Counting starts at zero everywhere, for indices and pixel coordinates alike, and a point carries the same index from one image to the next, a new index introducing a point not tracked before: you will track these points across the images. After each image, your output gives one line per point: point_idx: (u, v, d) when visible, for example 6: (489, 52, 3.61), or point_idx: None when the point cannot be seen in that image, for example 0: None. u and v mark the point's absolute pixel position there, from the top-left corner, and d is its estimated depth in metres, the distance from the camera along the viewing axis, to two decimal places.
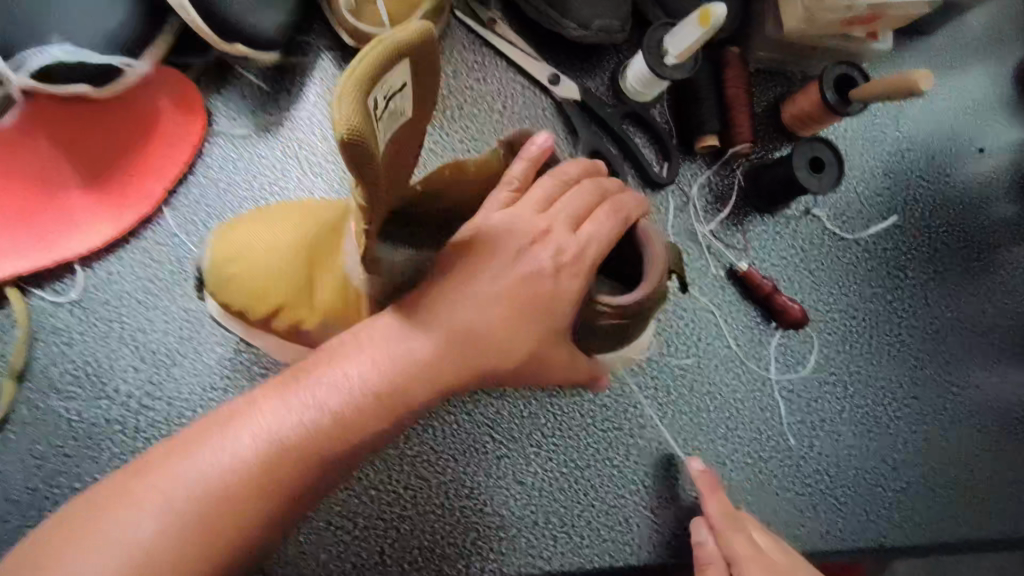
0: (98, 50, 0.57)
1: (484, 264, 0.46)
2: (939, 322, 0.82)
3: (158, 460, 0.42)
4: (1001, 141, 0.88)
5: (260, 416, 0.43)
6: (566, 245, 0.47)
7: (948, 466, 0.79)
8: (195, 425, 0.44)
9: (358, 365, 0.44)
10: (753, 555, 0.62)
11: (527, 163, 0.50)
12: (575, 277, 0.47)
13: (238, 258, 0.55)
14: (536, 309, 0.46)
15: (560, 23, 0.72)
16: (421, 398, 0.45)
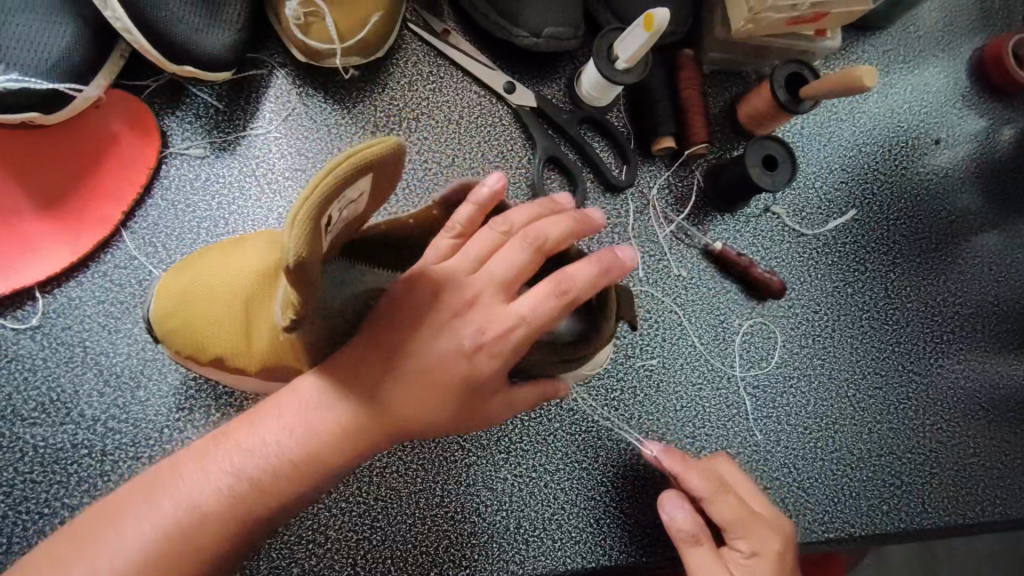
0: (46, 76, 0.57)
1: (409, 335, 0.49)
2: (900, 312, 0.85)
3: (87, 528, 0.44)
4: (949, 133, 0.92)
5: (182, 478, 0.46)
6: (489, 324, 0.48)
7: (914, 453, 0.80)
8: (122, 491, 0.46)
9: (277, 429, 0.48)
10: (742, 517, 0.62)
11: (474, 205, 0.50)
12: (494, 360, 0.48)
13: (178, 296, 0.56)
14: (453, 389, 0.48)
15: (511, 31, 0.73)
16: (335, 463, 0.48)
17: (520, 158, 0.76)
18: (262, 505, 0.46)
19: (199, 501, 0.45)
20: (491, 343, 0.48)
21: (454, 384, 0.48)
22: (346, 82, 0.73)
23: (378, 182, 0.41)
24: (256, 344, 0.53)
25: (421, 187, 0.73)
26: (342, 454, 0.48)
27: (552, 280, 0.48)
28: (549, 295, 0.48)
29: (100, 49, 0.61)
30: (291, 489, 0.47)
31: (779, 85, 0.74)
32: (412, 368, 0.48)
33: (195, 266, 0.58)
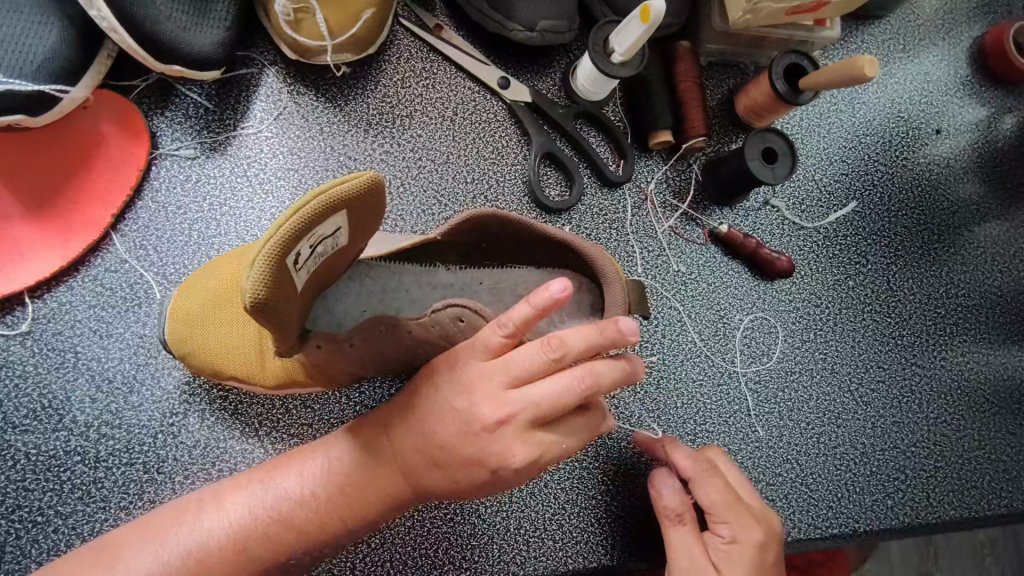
0: (31, 77, 0.56)
1: (424, 409, 0.49)
2: (902, 304, 0.84)
3: (129, 540, 0.48)
4: (950, 122, 0.91)
5: (216, 511, 0.49)
6: (489, 411, 0.46)
7: (918, 447, 0.79)
8: (168, 510, 0.50)
9: (306, 478, 0.50)
10: (728, 501, 0.60)
11: (530, 308, 0.45)
12: (502, 444, 0.46)
13: (187, 320, 0.58)
14: (463, 466, 0.48)
15: (505, 25, 0.71)
16: (354, 514, 0.49)
17: (516, 154, 0.75)
18: (280, 552, 0.48)
19: (225, 537, 0.48)
20: (510, 466, 0.47)
21: (472, 484, 0.48)
22: (338, 79, 0.72)
23: (355, 219, 0.45)
24: (268, 367, 0.56)
25: (415, 184, 0.72)
26: (361, 514, 0.49)
27: (570, 379, 0.46)
28: (566, 392, 0.46)
29: (86, 50, 0.60)
30: (308, 539, 0.49)
31: (778, 77, 0.73)
32: (433, 463, 0.48)
33: (201, 283, 0.59)
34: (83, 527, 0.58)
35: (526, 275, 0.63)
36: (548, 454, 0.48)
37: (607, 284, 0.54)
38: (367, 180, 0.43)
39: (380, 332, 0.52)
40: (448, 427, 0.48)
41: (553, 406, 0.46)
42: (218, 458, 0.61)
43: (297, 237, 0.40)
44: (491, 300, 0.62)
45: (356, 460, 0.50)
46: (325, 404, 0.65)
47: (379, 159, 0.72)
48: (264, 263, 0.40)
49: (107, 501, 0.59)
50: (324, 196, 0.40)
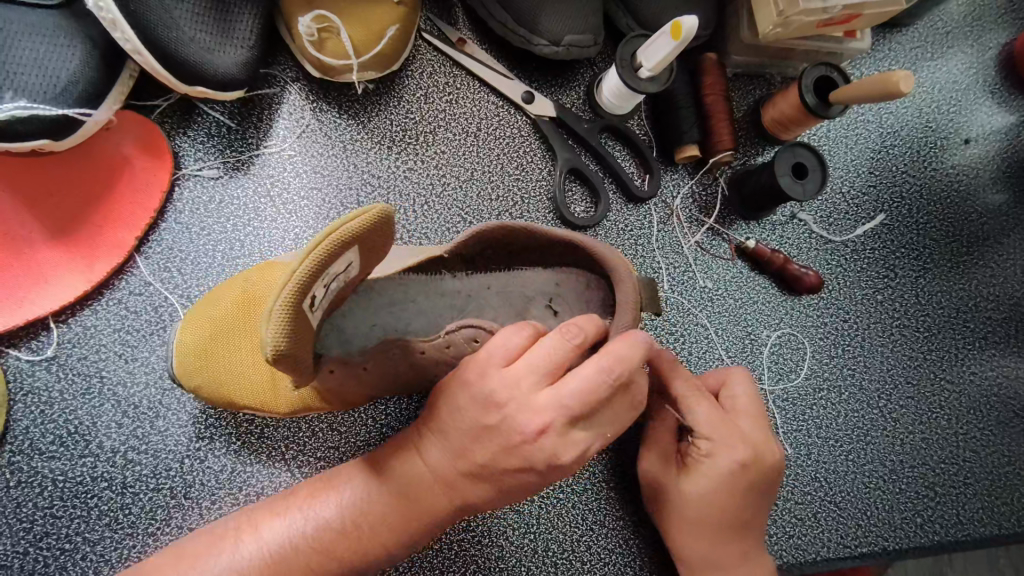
0: (56, 101, 0.55)
1: (452, 424, 0.47)
2: (930, 317, 0.82)
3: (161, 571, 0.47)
4: (979, 130, 0.89)
5: (254, 540, 0.48)
6: (524, 422, 0.44)
7: (947, 464, 0.78)
8: (201, 539, 0.49)
9: (343, 503, 0.49)
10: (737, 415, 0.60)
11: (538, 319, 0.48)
12: (552, 442, 0.44)
13: (197, 355, 0.57)
14: (507, 471, 0.46)
15: (530, 40, 0.70)
16: (393, 534, 0.48)
17: (540, 170, 0.74)
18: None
19: (266, 568, 0.47)
20: (560, 467, 0.45)
21: (518, 486, 0.47)
22: (361, 96, 0.71)
23: (365, 252, 0.44)
24: (282, 393, 0.55)
25: (439, 202, 0.71)
26: (399, 535, 0.49)
27: (594, 369, 0.44)
28: (595, 383, 0.44)
29: (108, 71, 0.59)
30: (354, 562, 0.48)
31: (807, 90, 0.71)
32: (477, 479, 0.47)
33: (208, 312, 0.58)
34: (111, 554, 0.57)
35: (533, 278, 0.60)
36: (592, 446, 0.46)
37: (618, 280, 0.53)
38: (377, 213, 0.42)
39: (393, 353, 0.52)
40: (488, 444, 0.46)
41: (586, 401, 0.44)
42: (246, 483, 0.61)
43: (312, 281, 0.40)
44: (499, 305, 0.59)
45: (393, 483, 0.49)
46: (352, 426, 0.64)
47: (403, 176, 0.71)
48: (281, 313, 0.39)
49: (135, 527, 0.58)
50: (335, 237, 0.40)
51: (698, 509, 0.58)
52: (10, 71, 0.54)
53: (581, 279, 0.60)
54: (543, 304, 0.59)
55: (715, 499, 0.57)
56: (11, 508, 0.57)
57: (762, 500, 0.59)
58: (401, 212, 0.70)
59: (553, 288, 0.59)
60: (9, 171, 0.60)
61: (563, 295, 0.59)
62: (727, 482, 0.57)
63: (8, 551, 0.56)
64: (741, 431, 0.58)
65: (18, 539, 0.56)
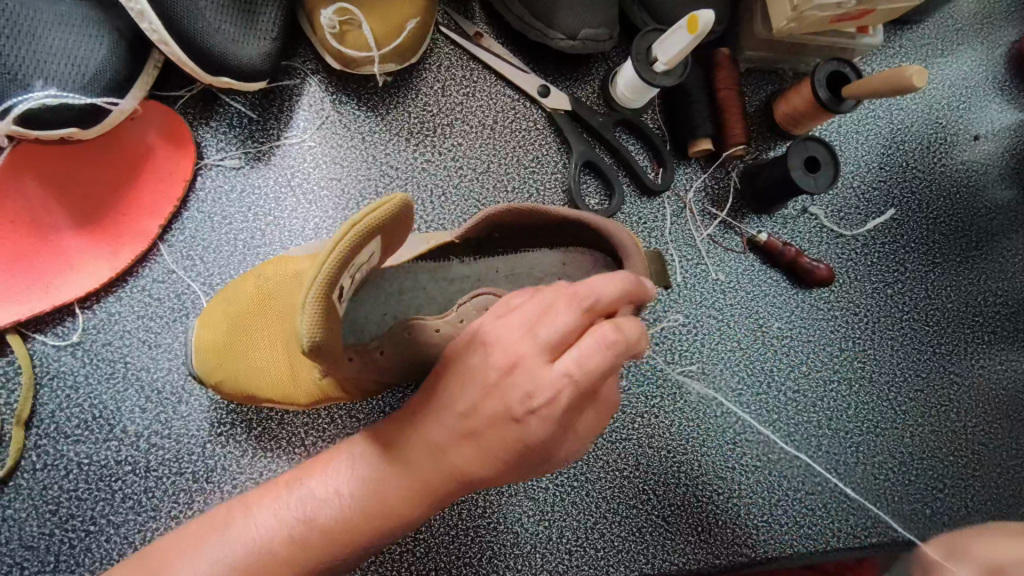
0: (84, 90, 0.56)
1: (447, 379, 0.47)
2: (939, 312, 0.83)
3: (162, 554, 0.47)
4: (988, 127, 0.89)
5: (246, 518, 0.47)
6: (505, 355, 0.44)
7: (955, 456, 0.79)
8: (200, 522, 0.49)
9: (336, 480, 0.48)
10: None
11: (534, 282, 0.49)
12: (529, 375, 0.43)
13: (219, 350, 0.57)
14: (491, 421, 0.44)
15: (546, 33, 0.71)
16: (386, 508, 0.47)
17: (555, 163, 0.75)
18: (312, 558, 0.46)
19: (252, 547, 0.45)
20: (538, 409, 0.43)
21: (507, 447, 0.44)
22: (379, 89, 0.72)
23: (387, 240, 0.45)
24: (303, 384, 0.54)
25: (456, 193, 0.72)
26: (391, 512, 0.47)
27: (572, 301, 0.43)
28: (575, 316, 0.43)
29: (135, 62, 0.60)
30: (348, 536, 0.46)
31: (820, 84, 0.72)
32: (466, 439, 0.45)
33: (227, 307, 0.58)
34: (134, 535, 0.58)
35: (540, 257, 0.62)
36: (568, 389, 0.42)
37: (625, 254, 0.54)
38: (401, 199, 0.43)
39: (407, 336, 0.53)
40: (474, 386, 0.45)
41: (564, 333, 0.42)
42: (267, 469, 0.62)
43: (340, 269, 0.40)
44: (510, 287, 0.60)
45: (384, 457, 0.48)
46: (370, 412, 0.65)
47: (420, 168, 0.71)
48: (315, 305, 0.40)
49: (158, 510, 0.59)
50: (360, 225, 0.41)
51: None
52: (39, 60, 0.55)
53: (588, 257, 0.61)
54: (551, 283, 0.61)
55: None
56: (37, 490, 0.58)
57: None
58: (419, 203, 0.70)
59: (559, 267, 0.61)
60: (35, 159, 0.61)
61: (570, 273, 0.61)
62: None
63: (34, 532, 0.57)
64: None
65: (45, 521, 0.57)
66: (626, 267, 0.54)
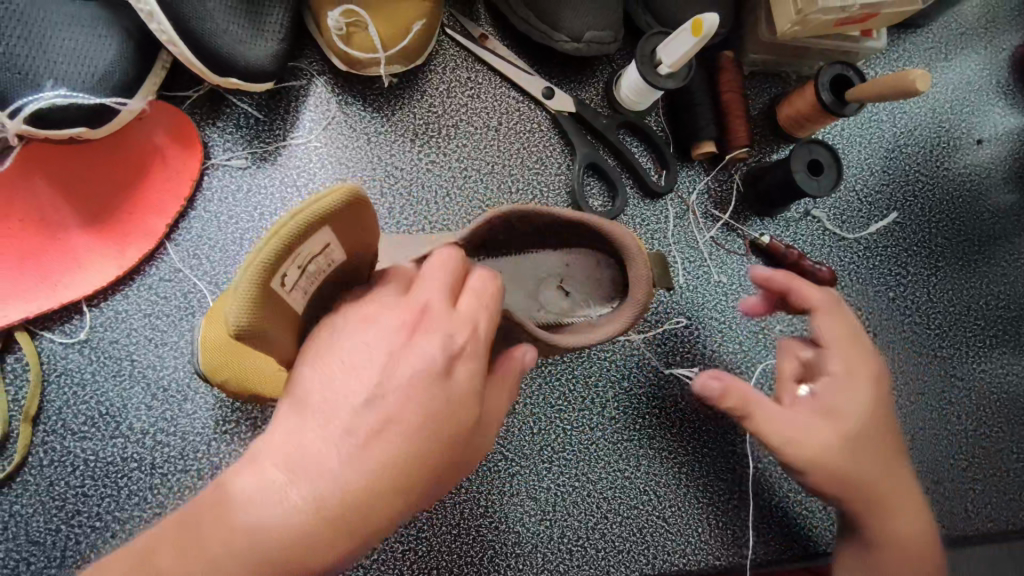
0: (94, 90, 0.56)
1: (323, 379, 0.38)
2: (941, 316, 0.83)
3: None
4: (990, 131, 0.89)
5: None
6: (391, 329, 0.40)
7: (956, 459, 0.79)
8: None
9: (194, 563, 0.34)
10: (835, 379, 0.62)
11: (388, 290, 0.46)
12: (428, 333, 0.40)
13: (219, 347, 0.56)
14: (405, 395, 0.37)
15: (551, 36, 0.71)
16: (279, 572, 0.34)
17: (559, 164, 0.75)
18: None
19: None
20: (451, 358, 0.40)
21: (423, 425, 0.37)
22: (385, 90, 0.73)
23: (346, 239, 0.42)
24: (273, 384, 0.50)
25: (460, 194, 0.72)
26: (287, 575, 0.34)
27: (438, 265, 0.43)
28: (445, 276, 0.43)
29: (144, 63, 0.60)
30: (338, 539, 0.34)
31: (824, 88, 0.72)
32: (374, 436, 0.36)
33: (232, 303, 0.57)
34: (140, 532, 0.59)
35: (543, 258, 0.62)
36: (483, 322, 0.42)
37: (631, 259, 0.55)
38: (352, 191, 0.40)
39: None
40: (374, 359, 0.39)
41: (444, 290, 0.42)
42: None
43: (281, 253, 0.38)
44: (513, 288, 0.61)
45: (258, 513, 0.34)
46: None
47: (425, 169, 0.72)
48: (248, 287, 0.37)
49: (163, 507, 0.60)
50: (302, 211, 0.38)
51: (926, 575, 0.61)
52: (50, 60, 0.55)
53: (589, 257, 0.62)
54: (554, 284, 0.62)
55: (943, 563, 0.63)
56: (44, 486, 0.58)
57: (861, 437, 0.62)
58: (424, 203, 0.71)
59: (563, 268, 0.62)
60: (45, 158, 0.62)
61: (573, 273, 0.62)
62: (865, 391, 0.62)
63: (41, 528, 0.58)
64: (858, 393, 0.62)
65: (51, 517, 0.58)
66: (631, 272, 0.55)
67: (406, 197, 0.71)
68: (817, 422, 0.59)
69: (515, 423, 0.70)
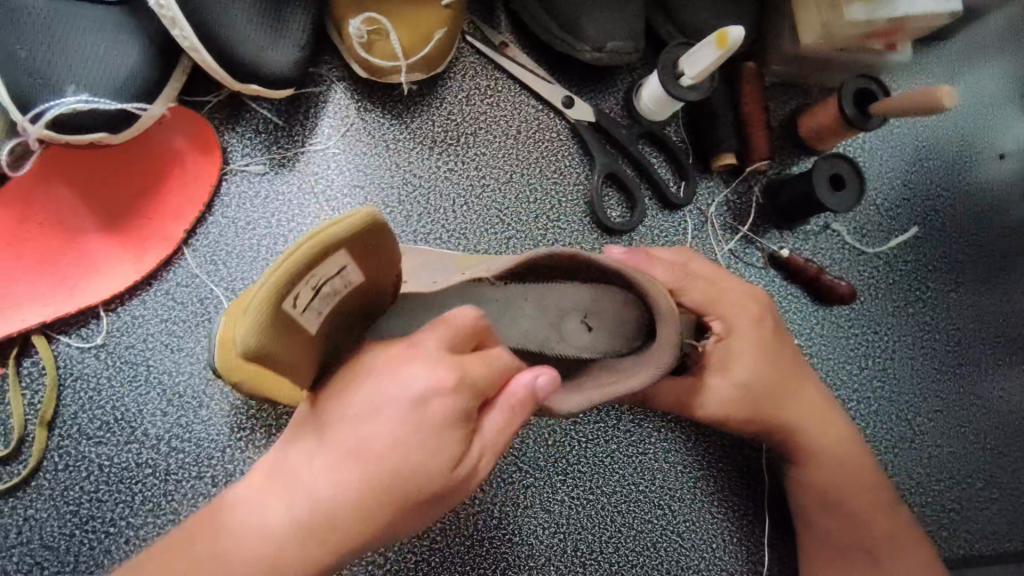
0: (115, 95, 0.56)
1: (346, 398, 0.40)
2: (960, 332, 0.82)
3: None
4: (1014, 146, 0.88)
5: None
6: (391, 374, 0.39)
7: (974, 478, 0.78)
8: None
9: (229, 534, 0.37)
10: (758, 373, 0.63)
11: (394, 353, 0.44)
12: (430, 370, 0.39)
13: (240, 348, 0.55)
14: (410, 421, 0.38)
15: (573, 45, 0.71)
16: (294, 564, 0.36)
17: (578, 174, 0.75)
18: None
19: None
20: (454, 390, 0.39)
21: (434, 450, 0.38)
22: (404, 97, 0.72)
23: (363, 254, 0.41)
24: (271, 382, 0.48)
25: (478, 203, 0.72)
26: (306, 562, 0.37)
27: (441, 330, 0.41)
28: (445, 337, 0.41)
29: (165, 68, 0.60)
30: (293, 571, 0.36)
31: (847, 101, 0.72)
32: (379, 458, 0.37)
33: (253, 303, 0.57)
34: (153, 538, 0.59)
35: (572, 289, 0.56)
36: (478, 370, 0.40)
37: (661, 321, 0.50)
38: (369, 216, 0.39)
39: None
40: (370, 390, 0.39)
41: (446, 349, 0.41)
42: None
43: (297, 276, 0.37)
44: (534, 316, 0.56)
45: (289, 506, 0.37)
46: None
47: (443, 177, 0.71)
48: (258, 312, 0.36)
49: (177, 514, 0.59)
50: (321, 234, 0.37)
51: (855, 497, 0.65)
52: (72, 65, 0.55)
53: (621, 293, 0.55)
54: (577, 318, 0.56)
55: (883, 491, 0.67)
56: (59, 490, 0.58)
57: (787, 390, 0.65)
58: (442, 212, 0.70)
59: (590, 303, 0.55)
60: (64, 161, 0.62)
61: (600, 310, 0.55)
62: (775, 355, 0.64)
63: (55, 533, 0.57)
64: (756, 355, 0.63)
65: (66, 522, 0.58)
66: (659, 333, 0.51)
67: (423, 205, 0.70)
68: (714, 379, 0.62)
69: (530, 434, 0.69)
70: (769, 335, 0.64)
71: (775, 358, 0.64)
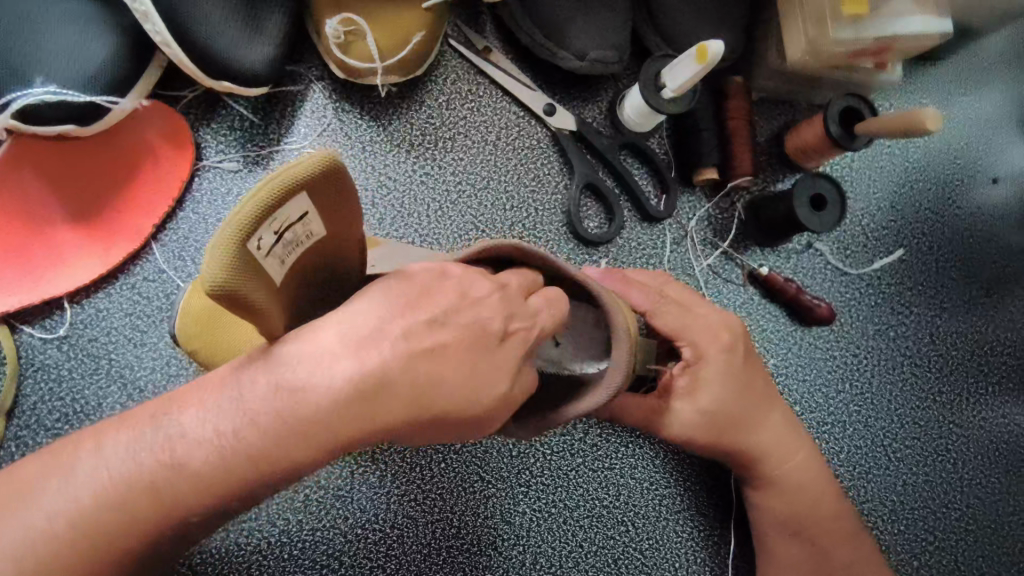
0: (84, 88, 0.56)
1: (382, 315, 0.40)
2: (943, 358, 0.81)
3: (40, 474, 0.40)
4: (1007, 171, 0.87)
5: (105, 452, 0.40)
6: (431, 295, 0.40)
7: (949, 508, 0.77)
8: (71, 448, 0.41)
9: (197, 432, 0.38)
10: (728, 394, 0.62)
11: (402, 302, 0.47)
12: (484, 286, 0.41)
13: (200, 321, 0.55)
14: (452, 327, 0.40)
15: (556, 53, 0.70)
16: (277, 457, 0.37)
17: (557, 183, 0.74)
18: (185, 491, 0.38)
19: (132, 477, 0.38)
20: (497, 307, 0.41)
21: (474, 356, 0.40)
22: (383, 98, 0.72)
23: (324, 204, 0.40)
24: None
25: (454, 208, 0.71)
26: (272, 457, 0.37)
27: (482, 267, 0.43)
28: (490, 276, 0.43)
29: (138, 62, 0.60)
30: (233, 468, 0.37)
31: (832, 120, 0.71)
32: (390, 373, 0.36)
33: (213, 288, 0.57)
34: None
35: None
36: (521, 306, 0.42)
37: (615, 340, 0.47)
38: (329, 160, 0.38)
39: None
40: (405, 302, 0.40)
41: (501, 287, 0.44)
42: None
43: (265, 213, 0.35)
44: None
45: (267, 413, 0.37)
46: None
47: (418, 180, 0.71)
48: (221, 252, 0.34)
49: None
50: (289, 175, 0.36)
51: (817, 520, 0.65)
52: (42, 56, 0.55)
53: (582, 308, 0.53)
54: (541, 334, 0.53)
55: (848, 519, 0.66)
56: None
57: (755, 414, 0.63)
58: (416, 215, 0.70)
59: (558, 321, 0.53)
60: (34, 152, 0.62)
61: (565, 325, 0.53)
62: (744, 379, 0.63)
63: None
64: (728, 377, 0.62)
65: None
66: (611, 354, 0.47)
67: (397, 208, 0.70)
68: (681, 405, 0.60)
69: (495, 444, 0.68)
70: (739, 358, 0.63)
71: (745, 382, 0.63)
